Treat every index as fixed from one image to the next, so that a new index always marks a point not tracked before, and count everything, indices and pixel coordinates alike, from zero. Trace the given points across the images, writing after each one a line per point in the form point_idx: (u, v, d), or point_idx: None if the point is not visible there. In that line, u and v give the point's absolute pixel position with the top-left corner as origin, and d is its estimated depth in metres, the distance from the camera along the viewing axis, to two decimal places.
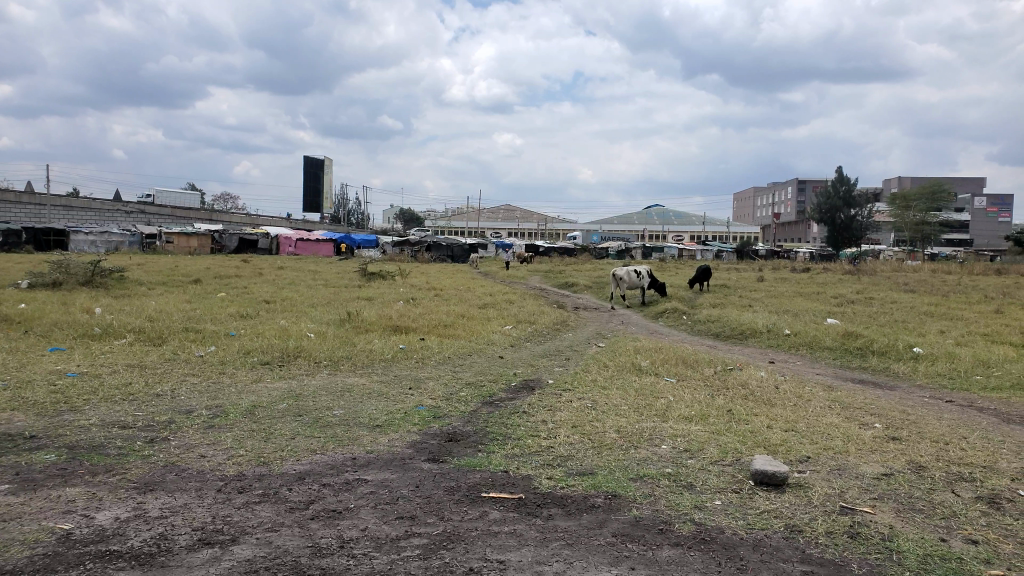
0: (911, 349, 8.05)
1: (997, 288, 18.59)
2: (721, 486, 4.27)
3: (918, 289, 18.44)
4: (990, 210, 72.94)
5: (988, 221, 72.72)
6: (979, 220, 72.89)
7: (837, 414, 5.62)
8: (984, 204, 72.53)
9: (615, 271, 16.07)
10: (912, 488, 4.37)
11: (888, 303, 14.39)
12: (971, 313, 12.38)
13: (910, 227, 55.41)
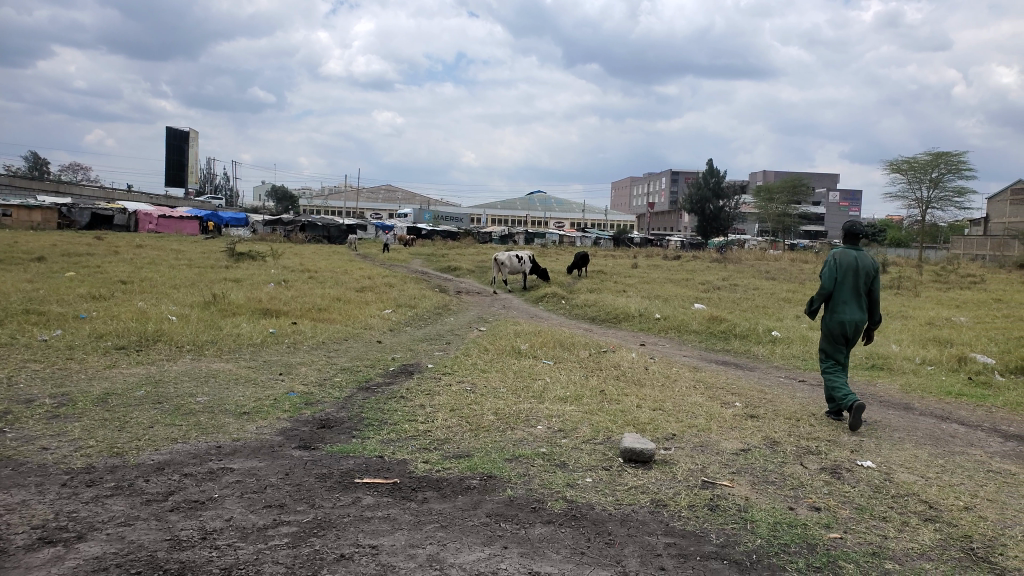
0: (768, 333, 8.61)
1: None
2: (592, 464, 4.41)
3: (776, 277, 19.77)
4: (842, 204, 79.00)
5: (839, 214, 78.94)
6: (832, 213, 78.95)
7: (702, 394, 5.92)
8: (836, 198, 78.66)
9: (496, 255, 16.18)
10: (767, 462, 4.68)
11: (749, 289, 15.31)
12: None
13: (771, 218, 59.24)
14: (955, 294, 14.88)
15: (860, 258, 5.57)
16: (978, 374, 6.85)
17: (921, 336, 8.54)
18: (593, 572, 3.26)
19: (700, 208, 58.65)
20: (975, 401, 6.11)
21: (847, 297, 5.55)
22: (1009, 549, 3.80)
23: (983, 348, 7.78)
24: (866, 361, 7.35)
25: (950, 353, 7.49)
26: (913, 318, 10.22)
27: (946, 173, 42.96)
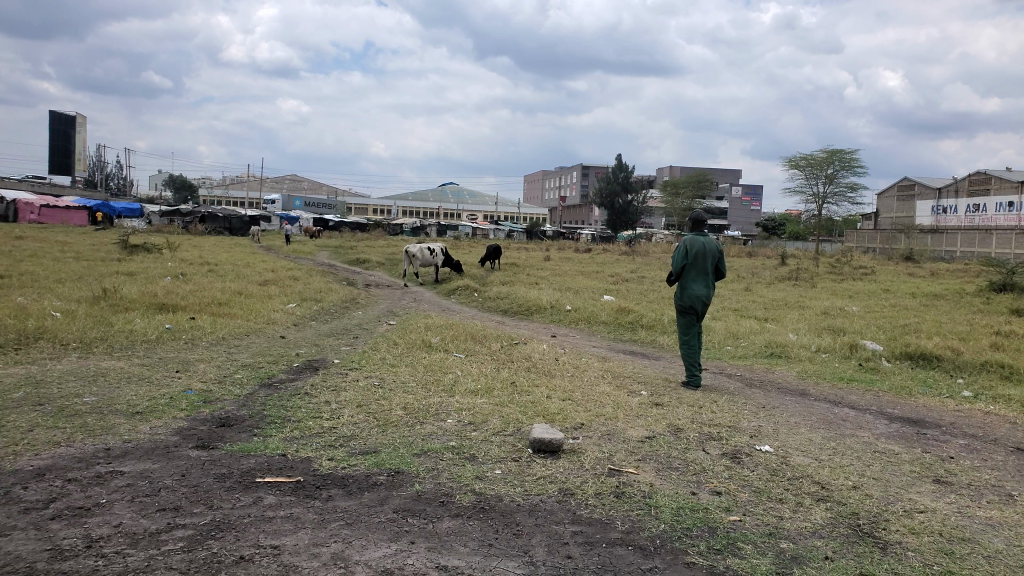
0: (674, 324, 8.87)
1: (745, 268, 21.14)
2: (502, 455, 4.43)
3: None
4: (746, 199, 82.28)
5: (742, 209, 82.21)
6: (734, 207, 82.12)
7: (609, 383, 6.05)
8: (738, 193, 81.84)
9: (406, 247, 16.03)
10: (670, 449, 4.81)
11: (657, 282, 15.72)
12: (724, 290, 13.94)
13: (676, 212, 61.15)
14: (847, 285, 15.74)
15: (706, 242, 6.38)
16: (868, 360, 7.26)
17: (816, 325, 8.99)
18: (500, 563, 3.28)
19: (610, 202, 59.83)
20: (864, 386, 6.48)
21: (696, 275, 6.30)
22: (891, 524, 4.06)
23: (872, 336, 8.26)
24: (766, 349, 7.67)
25: (842, 341, 7.92)
26: (808, 308, 10.75)
27: (841, 170, 45.48)
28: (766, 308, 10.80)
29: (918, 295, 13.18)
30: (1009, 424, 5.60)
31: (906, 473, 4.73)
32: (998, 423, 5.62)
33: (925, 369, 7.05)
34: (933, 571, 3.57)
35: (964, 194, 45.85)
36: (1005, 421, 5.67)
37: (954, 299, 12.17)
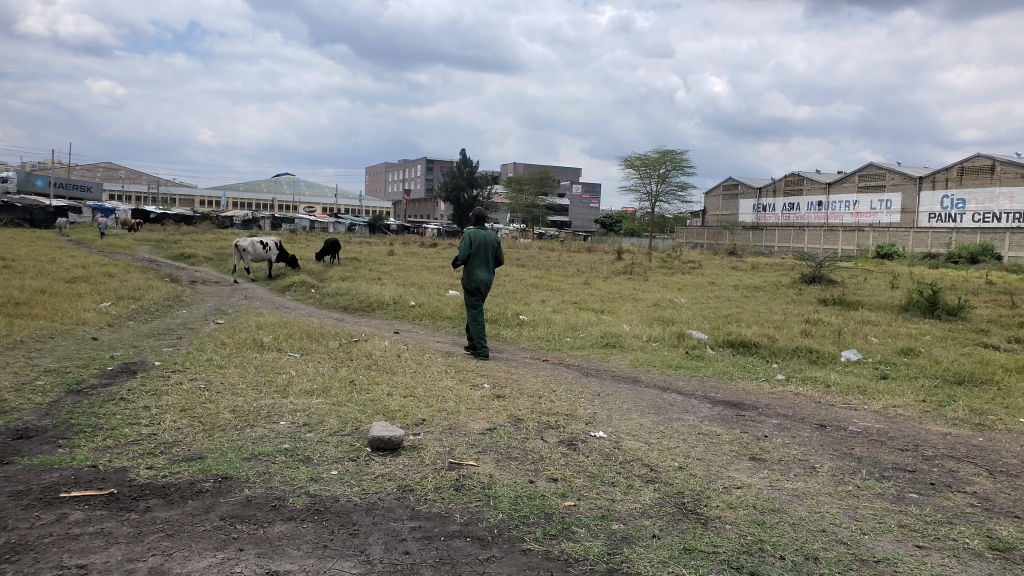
0: (516, 317, 9.11)
1: (583, 263, 22.03)
2: (339, 455, 4.33)
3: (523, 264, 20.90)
4: (586, 196, 85.68)
5: (582, 207, 85.44)
6: (575, 205, 85.11)
7: (452, 377, 6.09)
8: (579, 191, 84.99)
9: (237, 241, 15.26)
10: (510, 439, 4.92)
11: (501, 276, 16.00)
12: (565, 284, 14.42)
13: (521, 208, 62.57)
14: (678, 278, 16.80)
15: (488, 234, 7.20)
16: (694, 348, 7.79)
17: (649, 316, 9.52)
18: (335, 564, 3.21)
19: (455, 197, 60.09)
20: (690, 372, 6.95)
21: (478, 263, 7.12)
22: (711, 500, 4.38)
23: (698, 326, 8.87)
24: (602, 340, 8.02)
25: (670, 331, 8.44)
26: (641, 300, 11.36)
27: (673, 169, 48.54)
28: (602, 301, 11.29)
29: (740, 287, 14.32)
30: (814, 403, 6.22)
31: (726, 452, 5.11)
32: (805, 402, 6.23)
33: (744, 355, 7.66)
34: (747, 541, 3.91)
35: (781, 194, 50.31)
36: (811, 400, 6.29)
37: (769, 291, 13.32)
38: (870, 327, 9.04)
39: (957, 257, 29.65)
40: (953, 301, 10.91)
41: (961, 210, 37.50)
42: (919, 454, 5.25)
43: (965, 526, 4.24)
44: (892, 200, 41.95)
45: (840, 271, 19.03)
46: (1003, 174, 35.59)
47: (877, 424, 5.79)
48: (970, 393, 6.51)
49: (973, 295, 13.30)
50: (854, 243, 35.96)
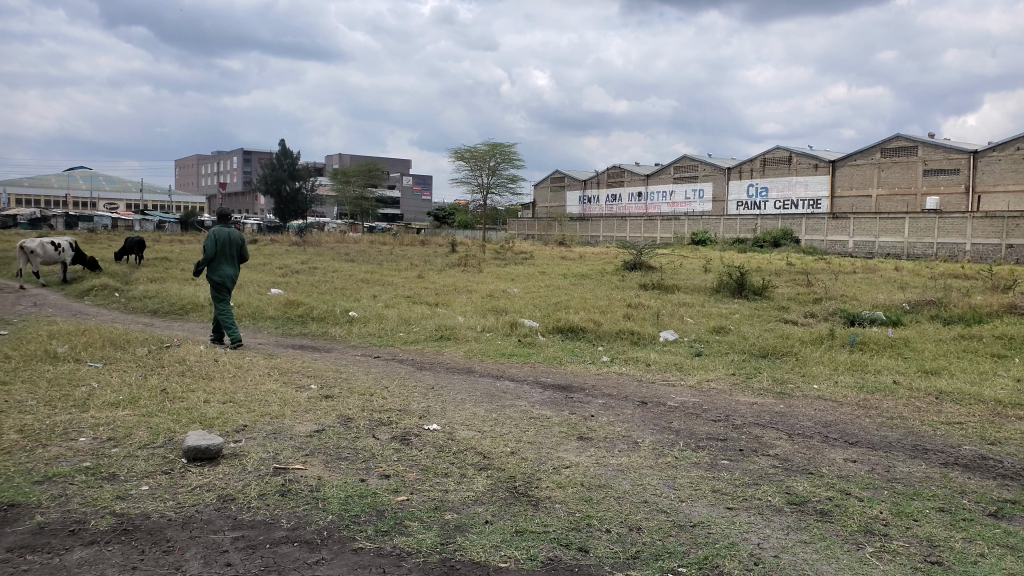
0: (345, 314, 8.93)
1: (417, 256, 21.93)
2: (149, 470, 4.04)
3: (356, 258, 20.45)
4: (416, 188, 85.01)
5: (414, 199, 85.03)
6: (406, 197, 84.46)
7: (276, 380, 5.85)
8: (410, 182, 84.47)
9: (23, 243, 13.75)
10: (340, 439, 4.81)
11: (330, 272, 15.53)
12: (399, 278, 14.29)
13: (348, 201, 61.06)
14: (511, 269, 17.19)
15: (232, 232, 7.45)
16: (526, 336, 8.01)
17: (482, 307, 9.67)
18: None
19: (276, 190, 57.46)
20: (522, 359, 7.14)
21: (224, 260, 7.34)
22: (542, 481, 4.53)
23: (529, 314, 9.13)
24: (436, 333, 8.06)
25: (503, 320, 8.62)
26: (475, 291, 11.50)
27: (501, 163, 49.68)
28: (436, 293, 11.32)
29: (568, 275, 14.90)
30: (636, 382, 6.61)
31: (555, 433, 5.29)
32: (628, 381, 6.60)
33: (572, 339, 7.98)
34: (575, 518, 4.08)
35: (604, 186, 52.74)
36: (633, 379, 6.68)
37: (595, 278, 13.95)
38: (687, 308, 9.72)
39: (761, 242, 32.64)
40: (756, 281, 11.98)
41: (764, 198, 41.54)
42: (729, 423, 5.72)
43: (768, 485, 4.68)
44: (704, 190, 45.35)
45: (658, 258, 20.28)
46: (798, 165, 39.60)
47: (693, 398, 6.24)
48: (772, 365, 7.20)
49: (775, 276, 14.69)
50: (672, 231, 38.49)
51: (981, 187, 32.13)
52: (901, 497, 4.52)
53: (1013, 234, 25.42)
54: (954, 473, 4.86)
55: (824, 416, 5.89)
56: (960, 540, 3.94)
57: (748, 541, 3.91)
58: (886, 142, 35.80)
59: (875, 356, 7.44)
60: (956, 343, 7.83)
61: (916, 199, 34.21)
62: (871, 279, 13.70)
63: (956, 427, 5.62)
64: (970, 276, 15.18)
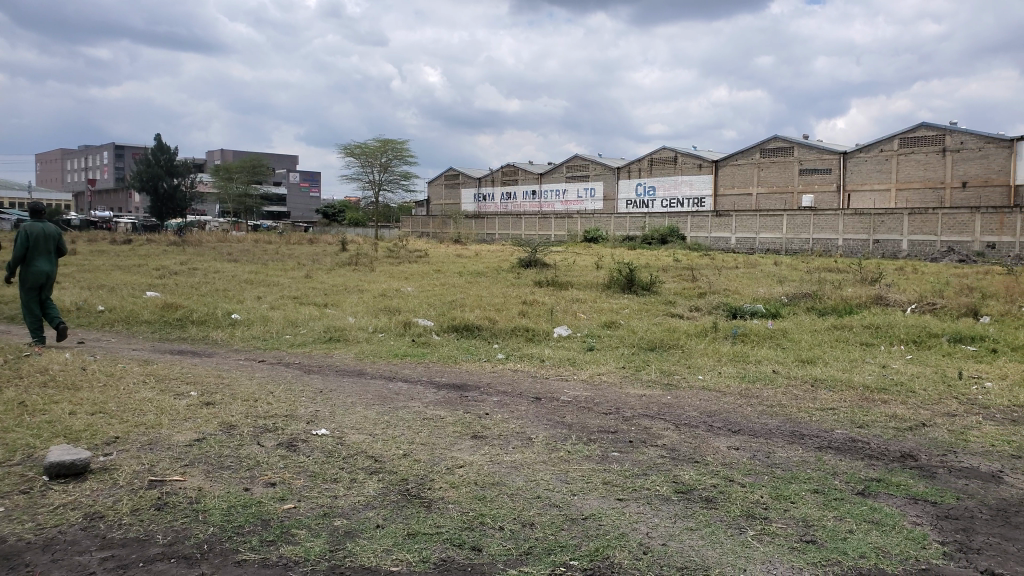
0: (228, 317, 8.62)
1: (305, 255, 21.36)
2: (4, 491, 3.75)
3: (241, 258, 19.69)
4: (305, 185, 82.59)
5: (301, 195, 82.55)
6: (293, 194, 81.82)
7: (152, 388, 5.55)
8: (297, 179, 81.96)
9: None
10: (222, 448, 4.62)
11: (211, 272, 14.90)
12: (287, 278, 13.88)
13: (231, 198, 58.57)
14: (404, 268, 17.02)
15: (46, 226, 7.29)
16: (419, 335, 7.95)
17: (375, 307, 9.54)
18: None
19: (153, 187, 54.30)
20: (416, 359, 7.09)
21: (40, 255, 7.18)
22: (435, 482, 4.50)
23: (423, 313, 9.08)
24: (325, 335, 7.88)
25: (396, 320, 8.53)
26: (367, 291, 11.33)
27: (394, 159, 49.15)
28: (325, 294, 11.06)
29: (463, 273, 14.93)
30: (530, 378, 6.69)
31: (449, 433, 5.28)
32: (522, 377, 6.68)
33: (467, 338, 7.99)
34: (469, 517, 4.08)
35: (499, 184, 52.95)
36: (527, 375, 6.76)
37: (490, 275, 14.02)
38: (580, 304, 9.92)
39: (650, 239, 33.80)
40: (644, 277, 12.32)
41: (652, 197, 42.92)
42: (619, 416, 5.87)
43: (656, 475, 4.83)
44: (595, 189, 46.43)
45: (552, 255, 20.59)
46: (684, 164, 41.16)
47: (584, 391, 6.37)
48: (660, 357, 7.46)
49: (662, 272, 15.21)
50: (565, 229, 39.21)
51: (850, 186, 34.38)
52: (780, 481, 4.76)
53: (878, 230, 27.27)
54: (826, 456, 5.18)
55: (708, 406, 6.15)
56: (832, 518, 4.20)
57: (638, 531, 4.02)
58: (764, 142, 37.74)
59: (756, 347, 7.83)
60: (829, 333, 8.36)
61: (793, 197, 36.29)
62: (752, 275, 14.41)
63: (829, 412, 6.00)
64: (840, 270, 16.25)
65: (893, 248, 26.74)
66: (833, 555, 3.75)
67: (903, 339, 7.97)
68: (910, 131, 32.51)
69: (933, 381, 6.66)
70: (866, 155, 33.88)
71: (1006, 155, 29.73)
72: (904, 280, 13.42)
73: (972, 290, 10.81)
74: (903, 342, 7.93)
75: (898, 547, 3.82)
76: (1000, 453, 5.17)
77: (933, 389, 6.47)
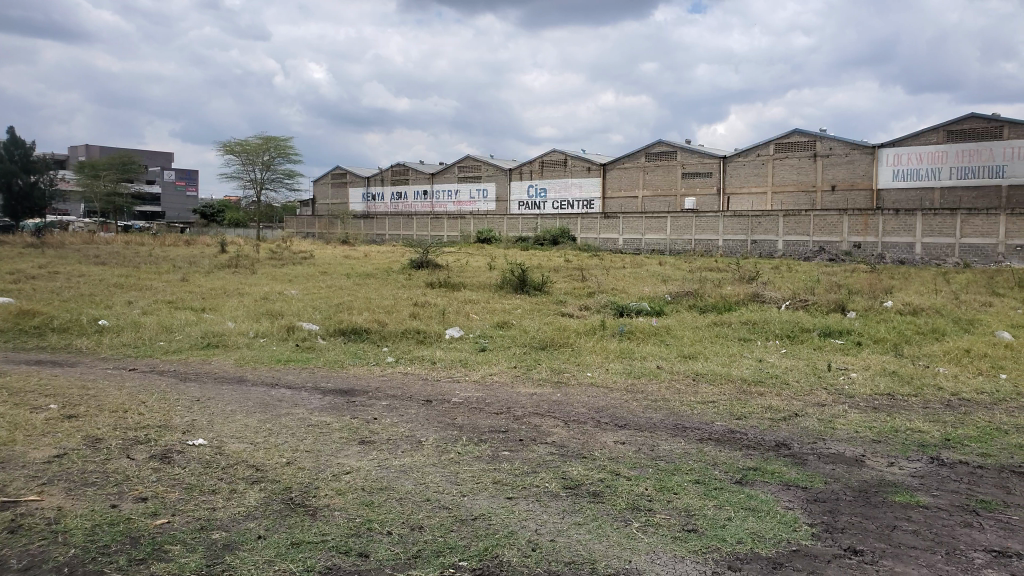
0: (94, 324, 8.13)
1: (180, 258, 20.35)
2: None
3: (109, 262, 18.56)
4: (179, 183, 78.40)
5: (177, 195, 78.45)
6: (168, 193, 77.61)
7: (5, 404, 5.16)
8: (172, 177, 77.83)
9: None
10: (86, 463, 4.35)
11: (76, 277, 13.96)
12: (160, 282, 13.19)
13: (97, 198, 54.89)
14: (288, 270, 16.50)
15: None
16: (304, 340, 7.75)
17: (256, 311, 9.23)
18: None
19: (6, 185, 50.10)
20: (301, 364, 6.91)
21: None
22: (320, 490, 4.39)
23: (309, 317, 8.85)
24: (203, 341, 7.56)
25: (280, 325, 8.29)
26: (247, 294, 10.93)
27: (275, 156, 47.71)
28: (202, 297, 10.61)
29: (351, 275, 14.65)
30: (421, 380, 6.65)
31: (336, 439, 5.17)
32: (413, 381, 6.62)
33: (355, 341, 7.85)
34: (355, 523, 4.01)
35: (388, 184, 52.11)
36: (418, 377, 6.72)
37: (380, 277, 13.88)
38: (472, 305, 9.96)
39: (541, 240, 34.13)
40: (535, 278, 12.51)
41: (543, 199, 43.66)
42: (510, 415, 5.92)
43: (545, 472, 4.91)
44: (487, 190, 46.60)
45: (444, 256, 20.54)
46: (573, 168, 42.25)
47: (475, 392, 6.39)
48: (550, 355, 7.58)
49: (553, 272, 15.46)
50: (458, 230, 39.15)
51: (729, 189, 36.18)
52: (663, 473, 4.94)
53: (756, 231, 28.92)
54: (707, 447, 5.41)
55: (596, 402, 6.29)
56: (711, 507, 4.38)
57: (527, 528, 4.07)
58: (650, 146, 39.03)
59: (641, 343, 8.11)
60: (709, 329, 8.75)
61: (676, 200, 37.80)
62: (638, 274, 14.89)
63: (709, 405, 6.26)
64: (722, 269, 17.01)
65: (769, 248, 28.45)
66: (712, 542, 3.91)
67: (778, 335, 8.43)
68: (783, 138, 34.36)
69: (805, 373, 7.09)
70: (744, 160, 35.78)
71: (869, 162, 31.79)
72: (777, 278, 14.16)
73: (837, 288, 11.56)
74: (778, 336, 8.39)
75: (771, 531, 4.03)
76: (862, 438, 5.56)
77: (805, 381, 6.89)
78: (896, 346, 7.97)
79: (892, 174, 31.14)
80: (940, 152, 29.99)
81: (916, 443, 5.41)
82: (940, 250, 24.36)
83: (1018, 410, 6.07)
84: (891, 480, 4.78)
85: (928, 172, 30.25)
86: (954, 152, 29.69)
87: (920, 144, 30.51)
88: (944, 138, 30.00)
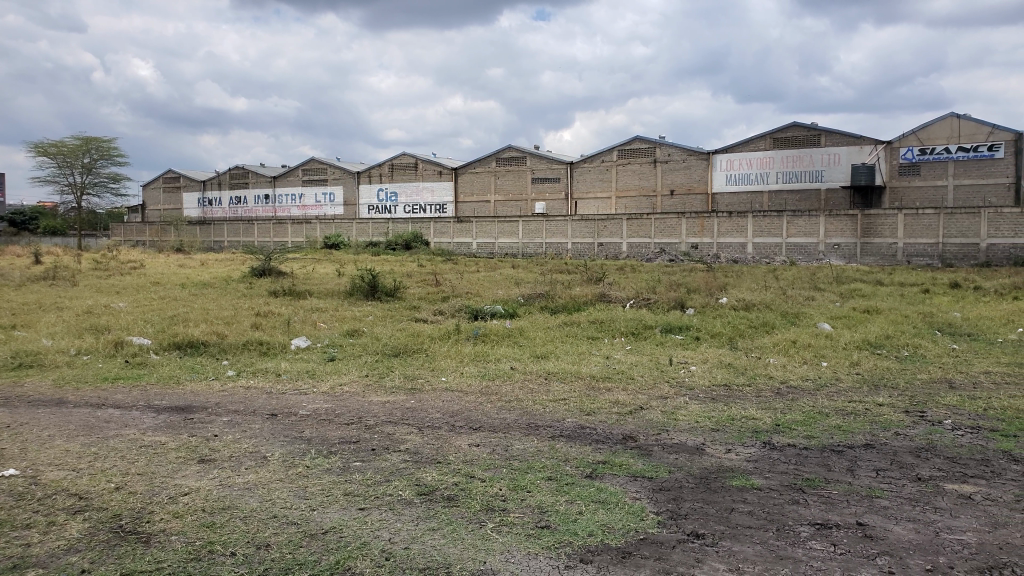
0: None
1: None
2: None
3: None
4: None
5: None
6: None
7: None
8: None
9: None
10: None
11: None
12: None
13: None
14: (114, 281, 15.34)
15: None
16: (135, 356, 7.23)
17: (78, 326, 8.51)
18: None
19: None
20: (131, 382, 6.43)
21: None
22: (155, 515, 4.11)
23: (139, 331, 8.27)
24: (14, 362, 6.89)
25: (106, 339, 7.70)
26: (66, 309, 10.07)
27: (96, 159, 44.24)
28: (11, 314, 9.68)
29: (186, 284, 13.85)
30: (265, 394, 6.37)
31: (172, 459, 4.87)
32: (257, 395, 6.34)
33: (191, 356, 7.41)
34: (195, 547, 3.78)
35: (226, 187, 49.52)
36: (262, 392, 6.43)
37: (218, 286, 13.22)
38: (318, 313, 9.70)
39: (394, 245, 33.17)
40: (387, 284, 12.42)
41: (393, 203, 43.26)
42: (362, 425, 5.81)
43: (398, 480, 4.85)
44: (334, 194, 45.41)
45: (287, 264, 19.85)
46: (424, 171, 42.19)
47: (325, 404, 6.22)
48: (403, 362, 7.52)
49: (406, 277, 15.38)
50: (304, 235, 37.89)
51: (577, 194, 37.49)
52: (516, 472, 5.03)
53: (602, 234, 30.14)
54: (558, 444, 5.56)
55: (450, 407, 6.31)
56: (563, 503, 4.51)
57: (380, 538, 4.00)
58: (500, 151, 39.66)
59: (495, 346, 8.20)
60: (559, 329, 8.99)
61: (527, 204, 38.72)
62: (489, 276, 15.18)
63: (561, 403, 6.45)
64: (570, 271, 17.58)
65: (614, 250, 29.76)
66: (564, 537, 4.02)
67: (623, 332, 8.81)
68: (627, 144, 35.95)
69: (649, 369, 7.45)
70: (589, 165, 37.18)
71: (705, 167, 34.00)
72: (621, 279, 14.79)
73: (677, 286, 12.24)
74: (624, 334, 8.78)
75: (620, 522, 4.20)
76: (702, 428, 5.91)
77: (649, 375, 7.25)
78: (730, 339, 8.55)
79: (725, 178, 33.45)
80: (767, 157, 32.41)
81: (751, 430, 5.81)
82: (769, 249, 26.34)
83: (837, 394, 6.67)
84: (728, 465, 5.12)
85: (757, 176, 32.61)
86: (780, 157, 32.12)
87: (750, 150, 32.87)
88: (771, 145, 32.45)
